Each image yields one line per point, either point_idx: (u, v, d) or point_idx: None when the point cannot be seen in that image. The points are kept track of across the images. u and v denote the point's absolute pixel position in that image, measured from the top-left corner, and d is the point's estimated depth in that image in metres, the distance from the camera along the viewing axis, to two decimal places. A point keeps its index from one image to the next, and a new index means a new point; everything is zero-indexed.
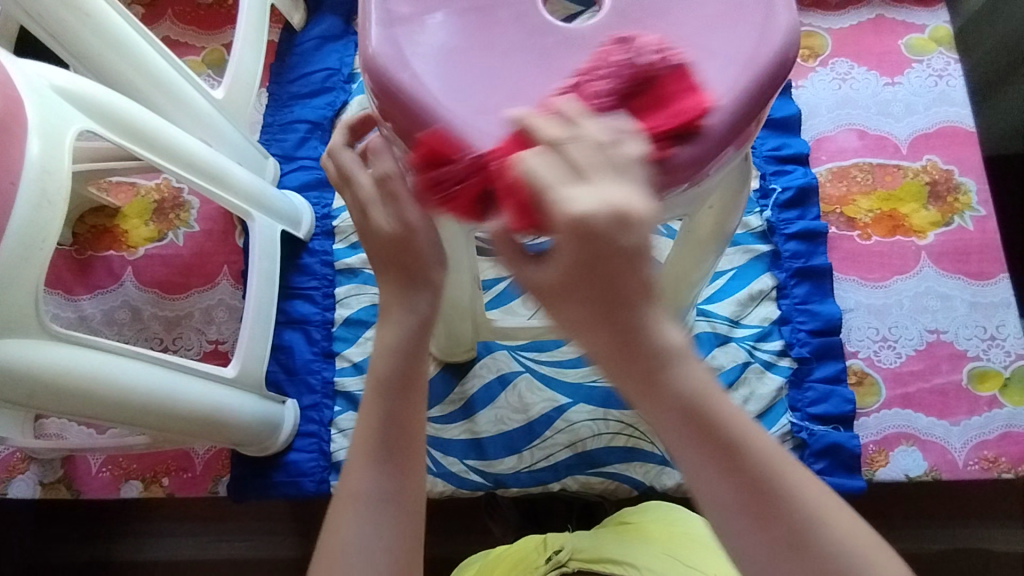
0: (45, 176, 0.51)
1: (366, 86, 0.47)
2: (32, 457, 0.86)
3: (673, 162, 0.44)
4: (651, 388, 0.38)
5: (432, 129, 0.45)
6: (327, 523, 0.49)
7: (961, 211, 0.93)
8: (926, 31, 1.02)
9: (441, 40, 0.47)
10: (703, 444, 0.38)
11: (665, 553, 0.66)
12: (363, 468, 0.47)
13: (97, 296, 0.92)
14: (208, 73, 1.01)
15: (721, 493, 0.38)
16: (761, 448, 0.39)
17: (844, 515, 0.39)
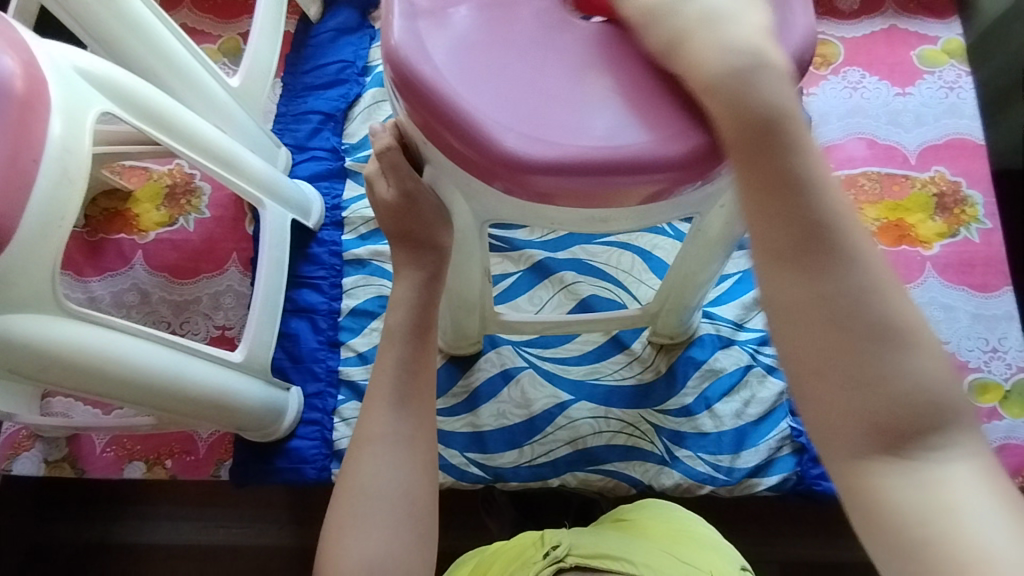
0: (65, 154, 0.52)
1: (387, 78, 0.48)
2: (37, 434, 0.87)
3: (688, 159, 0.45)
4: (786, 222, 0.38)
5: (452, 122, 0.45)
6: (344, 467, 0.57)
7: (967, 223, 0.94)
8: (939, 43, 1.02)
9: (462, 34, 0.47)
10: (820, 285, 0.38)
11: (666, 552, 0.66)
12: (383, 413, 0.56)
13: (107, 278, 0.93)
14: (224, 61, 1.02)
15: (816, 311, 0.38)
16: (896, 309, 0.38)
17: (942, 378, 0.38)
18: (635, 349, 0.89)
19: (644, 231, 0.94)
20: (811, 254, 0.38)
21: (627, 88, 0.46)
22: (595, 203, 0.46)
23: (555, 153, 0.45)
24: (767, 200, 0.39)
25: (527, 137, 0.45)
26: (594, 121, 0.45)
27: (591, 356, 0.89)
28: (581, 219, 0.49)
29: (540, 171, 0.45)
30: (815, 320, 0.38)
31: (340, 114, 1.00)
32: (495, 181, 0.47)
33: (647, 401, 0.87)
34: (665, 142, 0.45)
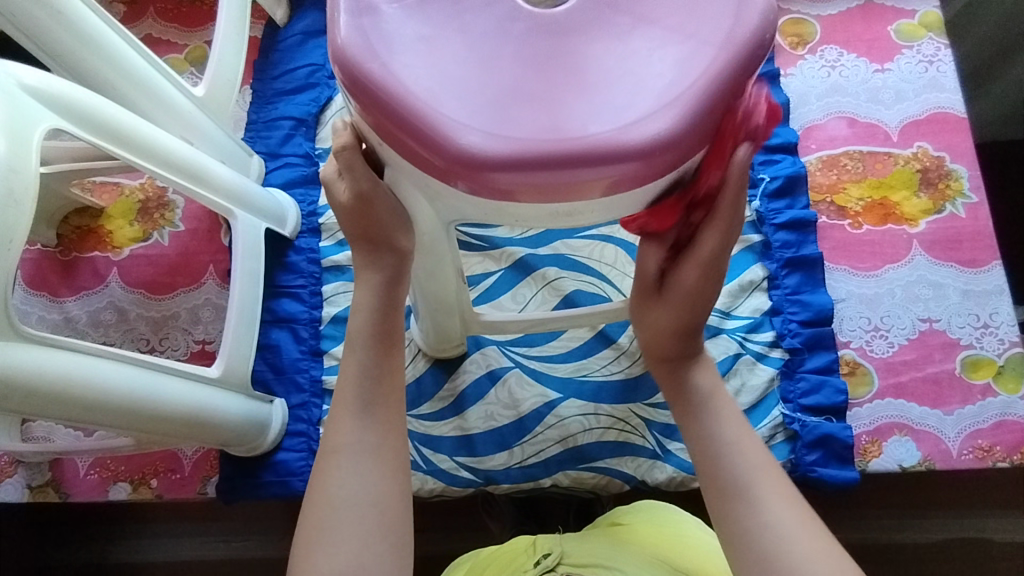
0: (12, 175, 0.50)
1: (337, 79, 0.46)
2: (19, 460, 0.86)
3: (653, 147, 0.43)
4: (712, 467, 0.59)
5: (407, 123, 0.44)
6: (313, 480, 0.55)
7: (953, 198, 0.92)
8: (916, 16, 1.01)
9: (410, 29, 0.46)
10: (736, 509, 0.56)
11: (658, 558, 0.65)
12: (347, 424, 0.55)
13: (82, 298, 0.91)
14: (191, 71, 1.00)
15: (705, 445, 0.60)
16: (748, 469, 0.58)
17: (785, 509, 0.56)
18: (622, 343, 0.88)
19: None
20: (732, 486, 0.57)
21: (586, 77, 0.45)
22: (561, 198, 0.45)
23: (513, 148, 0.43)
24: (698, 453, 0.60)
25: (485, 133, 0.43)
26: (554, 113, 0.44)
27: (578, 352, 0.88)
28: (547, 214, 0.48)
29: (500, 167, 0.43)
30: (731, 526, 0.56)
31: (311, 118, 0.98)
32: (454, 181, 0.45)
33: (636, 395, 0.86)
34: (628, 130, 0.43)
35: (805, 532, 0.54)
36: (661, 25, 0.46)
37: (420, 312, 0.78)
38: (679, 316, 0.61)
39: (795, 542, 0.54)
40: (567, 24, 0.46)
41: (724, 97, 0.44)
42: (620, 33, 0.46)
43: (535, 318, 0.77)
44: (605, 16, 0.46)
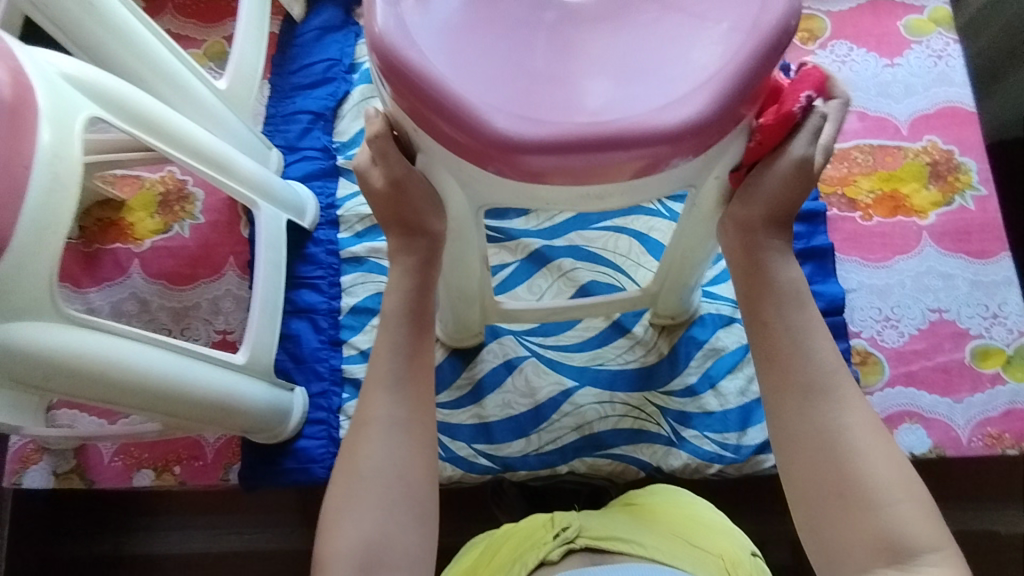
0: (57, 161, 0.51)
1: (372, 65, 0.47)
2: (45, 448, 0.87)
3: (681, 130, 0.45)
4: (789, 356, 0.55)
5: (442, 110, 0.45)
6: (345, 447, 0.57)
7: (962, 191, 0.94)
8: (925, 12, 1.03)
9: (444, 17, 0.47)
10: (810, 404, 0.54)
11: (674, 533, 0.68)
12: (378, 399, 0.56)
13: (104, 288, 0.93)
14: (210, 65, 1.01)
15: (772, 336, 0.56)
16: (820, 370, 0.55)
17: (857, 408, 0.54)
18: (637, 333, 0.89)
19: (639, 214, 0.94)
20: (808, 386, 0.54)
21: (613, 65, 0.46)
22: (590, 180, 0.46)
23: (546, 131, 0.45)
24: (770, 347, 0.56)
25: (518, 117, 0.45)
26: (583, 99, 0.45)
27: (593, 341, 0.89)
28: (578, 197, 0.49)
29: (533, 150, 0.45)
30: (799, 424, 0.54)
31: (329, 112, 1.00)
32: (486, 164, 0.46)
33: (651, 382, 0.87)
34: (657, 114, 0.45)
35: (876, 441, 0.52)
36: (687, 13, 0.47)
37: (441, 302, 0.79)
38: (790, 195, 0.55)
39: (866, 447, 0.52)
40: (596, 13, 0.48)
41: (749, 84, 0.46)
42: (647, 20, 0.47)
43: (553, 307, 0.78)
44: (631, 5, 0.48)
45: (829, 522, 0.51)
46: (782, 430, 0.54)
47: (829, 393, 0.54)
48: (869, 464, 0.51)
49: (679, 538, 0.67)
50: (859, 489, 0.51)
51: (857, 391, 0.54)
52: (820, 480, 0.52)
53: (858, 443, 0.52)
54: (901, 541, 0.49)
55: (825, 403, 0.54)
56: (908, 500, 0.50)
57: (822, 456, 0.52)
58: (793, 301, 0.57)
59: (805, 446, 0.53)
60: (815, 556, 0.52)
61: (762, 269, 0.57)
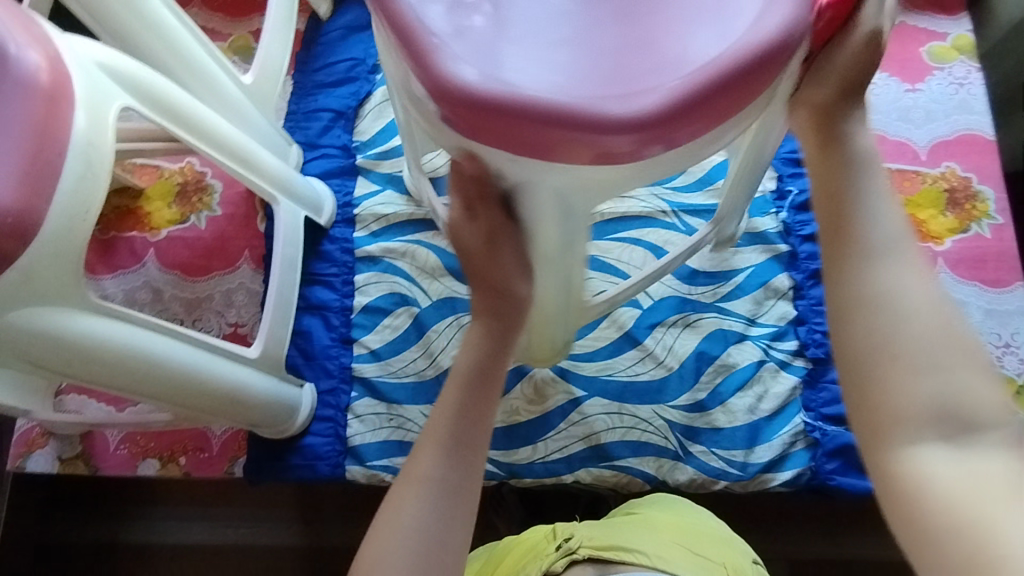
0: (90, 148, 0.52)
1: (455, 120, 0.45)
2: (51, 432, 0.87)
3: (644, 120, 0.44)
4: (849, 221, 0.50)
5: (574, 120, 0.43)
6: (388, 500, 0.56)
7: (978, 219, 0.94)
8: (948, 39, 1.03)
9: (500, 41, 0.46)
10: (867, 265, 0.49)
11: (677, 543, 0.67)
12: (432, 456, 0.55)
13: (119, 276, 0.93)
14: (235, 59, 1.02)
15: (832, 194, 0.52)
16: (884, 235, 0.49)
17: (924, 278, 0.48)
18: (648, 344, 0.89)
19: (655, 226, 0.94)
20: (868, 248, 0.49)
21: (618, 51, 0.46)
22: (560, 158, 0.45)
23: (536, 99, 0.43)
24: (830, 212, 0.51)
25: (510, 86, 0.44)
26: (587, 77, 0.45)
27: (603, 352, 0.89)
28: (565, 182, 0.48)
29: (669, 119, 0.44)
30: (856, 283, 0.48)
31: (350, 111, 1.00)
32: (639, 153, 0.45)
33: (659, 396, 0.87)
34: (624, 101, 0.44)
35: (943, 314, 0.47)
36: None
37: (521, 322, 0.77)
38: (859, 60, 0.53)
39: (932, 316, 0.46)
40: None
41: (757, 73, 0.45)
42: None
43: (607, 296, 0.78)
44: None
45: (874, 385, 0.46)
46: (837, 290, 0.49)
47: (894, 258, 0.49)
48: (930, 333, 0.46)
49: (684, 548, 0.67)
50: (915, 359, 0.45)
51: (927, 267, 0.49)
52: (874, 340, 0.46)
53: (921, 313, 0.46)
54: (961, 411, 0.45)
55: (890, 266, 0.48)
56: (971, 373, 0.46)
57: (881, 318, 0.47)
58: (859, 165, 0.52)
59: (860, 304, 0.48)
60: (860, 423, 0.47)
61: (833, 138, 0.54)
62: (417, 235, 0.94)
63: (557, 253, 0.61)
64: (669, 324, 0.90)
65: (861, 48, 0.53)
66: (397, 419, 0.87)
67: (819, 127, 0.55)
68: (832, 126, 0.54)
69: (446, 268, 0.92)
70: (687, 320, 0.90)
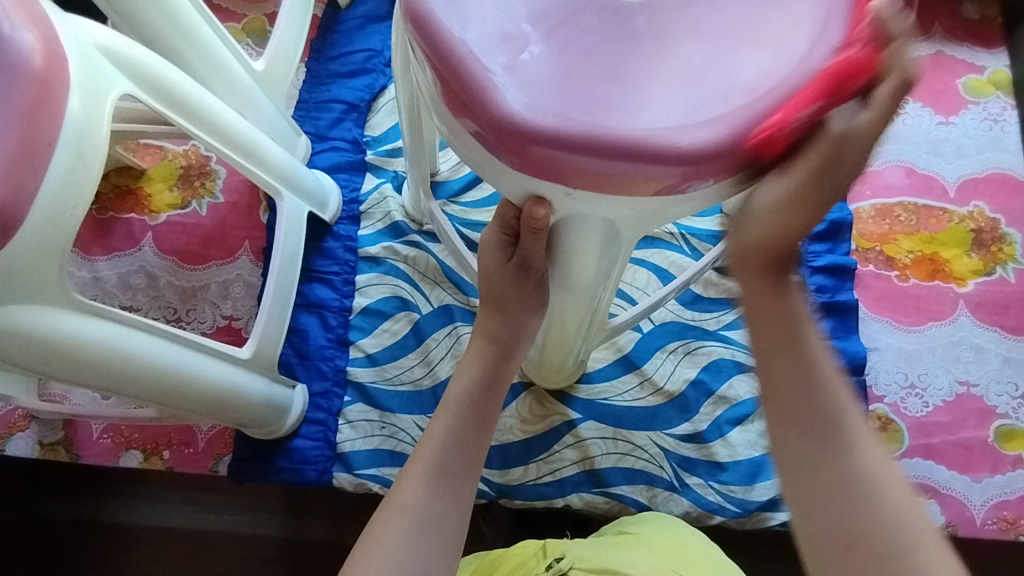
0: (83, 138, 0.49)
1: (504, 156, 0.43)
2: (33, 416, 0.85)
3: (700, 154, 0.41)
4: (793, 396, 0.47)
5: (623, 152, 0.41)
6: (370, 526, 0.55)
7: (1003, 262, 0.91)
8: (985, 73, 1.00)
9: (547, 67, 0.43)
10: (816, 450, 0.46)
11: (670, 568, 0.64)
12: (417, 487, 0.55)
13: (114, 259, 0.90)
14: (248, 42, 0.99)
15: (778, 362, 0.47)
16: (835, 403, 0.46)
17: (871, 446, 0.46)
18: (646, 370, 0.86)
19: (662, 247, 0.91)
20: (818, 426, 0.46)
21: (671, 73, 0.43)
22: (618, 192, 0.43)
23: (593, 131, 0.41)
24: (776, 387, 0.47)
25: (562, 115, 0.41)
26: (642, 103, 0.42)
27: (601, 374, 0.86)
28: (624, 214, 0.46)
29: (725, 150, 0.41)
30: (807, 476, 0.46)
31: (364, 105, 0.97)
32: (686, 186, 0.42)
33: (656, 423, 0.84)
34: (683, 130, 0.41)
35: (894, 481, 0.45)
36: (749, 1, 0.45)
37: (537, 341, 0.76)
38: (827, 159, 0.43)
39: (886, 493, 0.45)
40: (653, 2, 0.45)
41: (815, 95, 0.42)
42: (710, 11, 0.44)
43: (615, 324, 0.75)
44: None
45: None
46: (795, 485, 0.47)
47: (846, 424, 0.46)
48: (886, 508, 0.44)
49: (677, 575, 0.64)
50: (878, 542, 0.44)
51: (870, 429, 0.47)
52: (837, 527, 0.45)
53: (871, 494, 0.45)
54: None
55: (842, 435, 0.46)
56: (930, 543, 0.44)
57: (834, 500, 0.45)
58: (800, 322, 0.47)
59: (819, 487, 0.46)
60: None
61: (777, 274, 0.48)
62: (418, 238, 0.91)
63: (569, 277, 0.58)
64: (670, 349, 0.87)
65: (822, 159, 0.43)
66: (389, 428, 0.84)
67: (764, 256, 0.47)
68: (777, 267, 0.48)
69: (446, 274, 0.90)
70: (688, 347, 0.87)
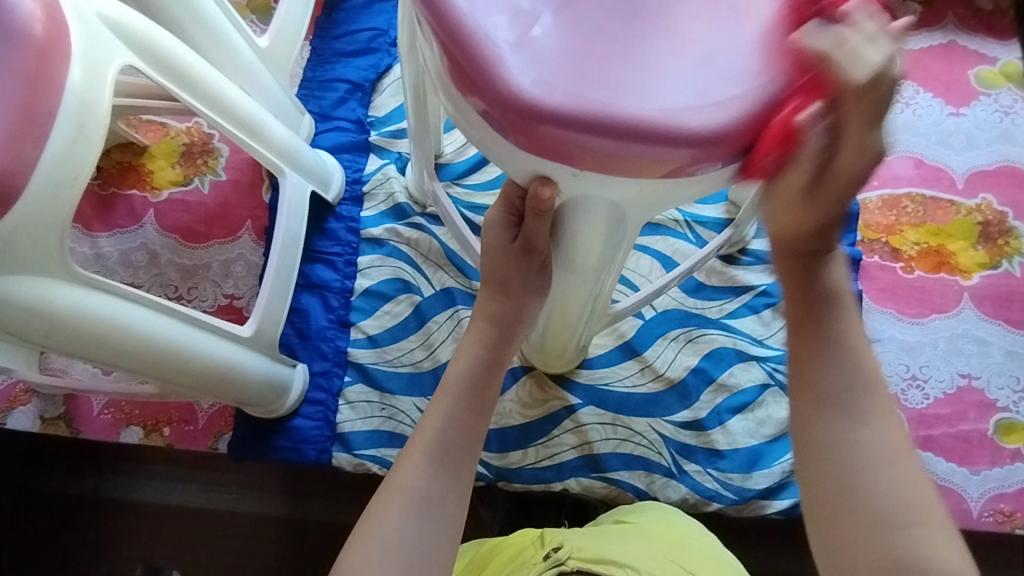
0: (84, 109, 0.48)
1: (510, 134, 0.42)
2: (34, 390, 0.85)
3: (708, 136, 0.40)
4: (817, 365, 0.52)
5: (630, 133, 0.40)
6: (368, 511, 0.55)
7: (1010, 255, 0.90)
8: (997, 64, 0.99)
9: (555, 45, 0.42)
10: (830, 414, 0.50)
11: (668, 558, 0.65)
12: (417, 468, 0.55)
13: (116, 235, 0.90)
14: (252, 18, 0.97)
15: (800, 339, 0.53)
16: (852, 369, 0.51)
17: (885, 419, 0.50)
18: (648, 356, 0.86)
19: (666, 234, 0.90)
20: (830, 397, 0.51)
21: (682, 54, 0.42)
22: (624, 173, 0.42)
23: (600, 111, 0.40)
24: (796, 362, 0.53)
25: (570, 94, 0.40)
26: (650, 83, 0.41)
27: (602, 360, 0.86)
28: (630, 196, 0.45)
29: (734, 133, 0.40)
30: (819, 434, 0.50)
31: (368, 84, 0.96)
32: (692, 169, 0.42)
33: (655, 410, 0.84)
34: (692, 112, 0.40)
35: (902, 458, 0.49)
36: None
37: (539, 325, 0.75)
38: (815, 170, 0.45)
39: (892, 467, 0.49)
40: None
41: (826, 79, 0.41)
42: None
43: (618, 310, 0.75)
44: None
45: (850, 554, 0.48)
46: (803, 437, 0.51)
47: (862, 394, 0.51)
48: (895, 486, 0.48)
49: (675, 565, 0.64)
50: (874, 509, 0.47)
51: (886, 403, 0.51)
52: (830, 486, 0.49)
53: (875, 462, 0.49)
54: (907, 559, 0.46)
55: (856, 413, 0.50)
56: (932, 517, 0.47)
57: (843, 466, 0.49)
58: (836, 298, 0.53)
59: (829, 462, 0.49)
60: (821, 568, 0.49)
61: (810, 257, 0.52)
62: (421, 220, 0.91)
63: (572, 261, 0.57)
64: (671, 337, 0.87)
65: (857, 159, 0.45)
66: (389, 409, 0.84)
67: (800, 240, 0.51)
68: (807, 253, 0.52)
69: (449, 257, 0.89)
70: (690, 335, 0.87)
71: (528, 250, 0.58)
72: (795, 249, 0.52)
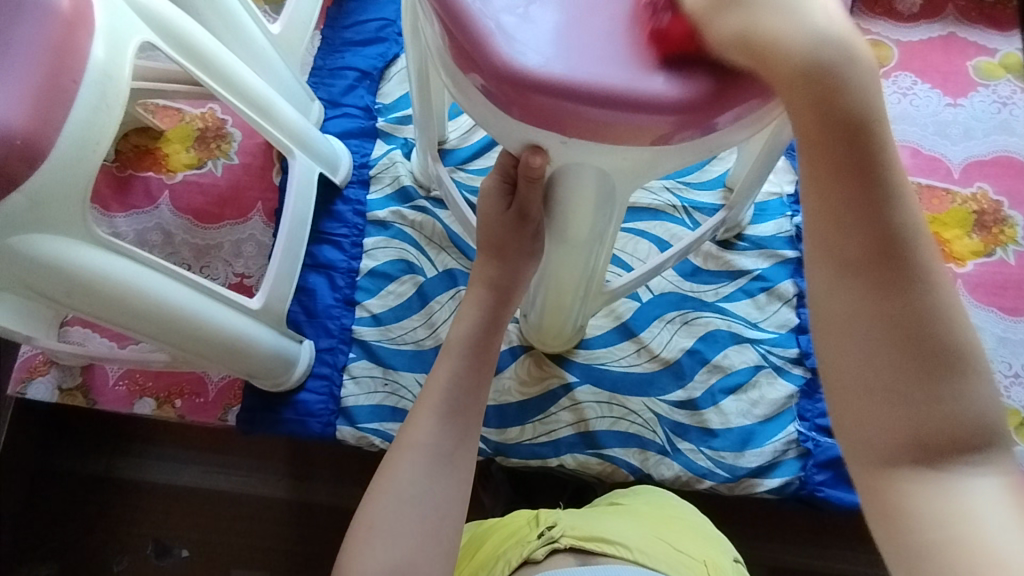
0: (106, 79, 0.52)
1: (502, 105, 0.45)
2: (54, 361, 0.89)
3: (687, 104, 0.43)
4: (911, 333, 0.39)
5: (613, 103, 0.42)
6: (381, 467, 0.59)
7: (1004, 244, 0.91)
8: (997, 56, 1.00)
9: (547, 21, 0.44)
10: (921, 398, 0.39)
11: (659, 537, 0.67)
12: (421, 428, 0.58)
13: (132, 215, 0.93)
14: (265, 9, 1.01)
15: (872, 322, 0.39)
16: (953, 332, 0.39)
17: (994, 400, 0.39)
18: (644, 337, 0.88)
19: (663, 219, 0.92)
20: (928, 366, 0.39)
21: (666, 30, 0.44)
22: (612, 142, 0.44)
23: (587, 81, 0.43)
24: (865, 328, 0.40)
25: (561, 66, 0.43)
26: (636, 56, 0.43)
27: (599, 341, 0.89)
28: (617, 165, 0.48)
29: (712, 102, 0.43)
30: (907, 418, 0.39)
31: (376, 72, 0.99)
32: (671, 139, 0.44)
33: (649, 390, 0.87)
34: (673, 83, 0.43)
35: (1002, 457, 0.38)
36: None
37: (537, 304, 0.78)
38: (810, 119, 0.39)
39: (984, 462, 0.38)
40: None
41: None
42: None
43: (615, 288, 0.77)
44: None
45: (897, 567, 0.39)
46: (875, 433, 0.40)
47: (962, 369, 0.39)
48: (982, 488, 0.38)
49: (665, 542, 0.66)
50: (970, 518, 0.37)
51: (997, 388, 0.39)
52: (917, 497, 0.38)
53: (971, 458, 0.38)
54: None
55: (937, 376, 0.38)
56: None
57: (919, 456, 0.39)
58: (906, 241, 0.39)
59: (907, 466, 0.39)
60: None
61: (860, 207, 0.39)
62: (425, 204, 0.93)
63: (564, 233, 0.59)
64: (667, 319, 0.89)
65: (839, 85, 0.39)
66: (391, 385, 0.87)
67: (838, 198, 0.39)
68: (863, 183, 0.39)
69: (453, 240, 0.92)
70: (685, 318, 0.89)
71: (522, 218, 0.61)
72: (850, 176, 0.39)
